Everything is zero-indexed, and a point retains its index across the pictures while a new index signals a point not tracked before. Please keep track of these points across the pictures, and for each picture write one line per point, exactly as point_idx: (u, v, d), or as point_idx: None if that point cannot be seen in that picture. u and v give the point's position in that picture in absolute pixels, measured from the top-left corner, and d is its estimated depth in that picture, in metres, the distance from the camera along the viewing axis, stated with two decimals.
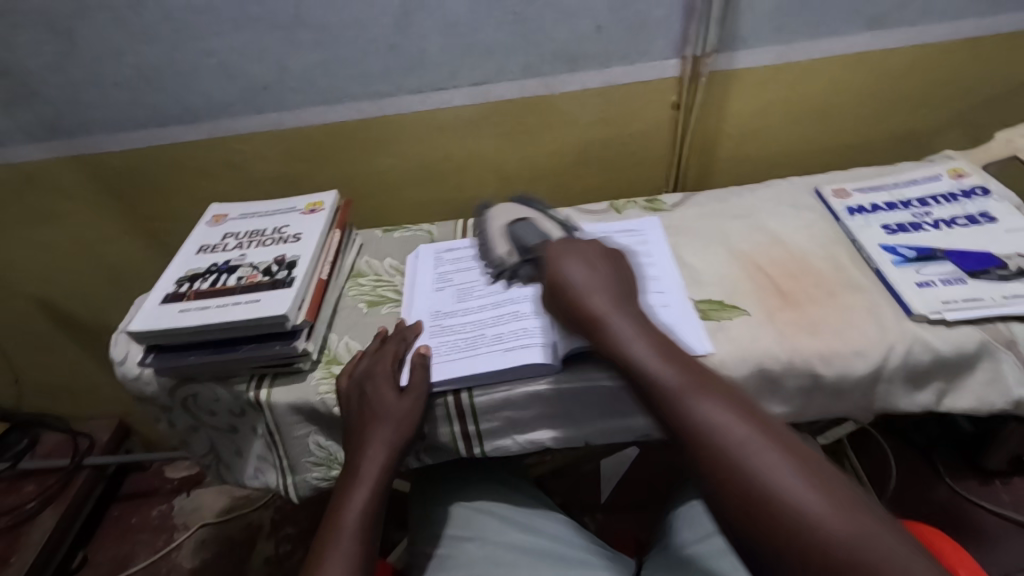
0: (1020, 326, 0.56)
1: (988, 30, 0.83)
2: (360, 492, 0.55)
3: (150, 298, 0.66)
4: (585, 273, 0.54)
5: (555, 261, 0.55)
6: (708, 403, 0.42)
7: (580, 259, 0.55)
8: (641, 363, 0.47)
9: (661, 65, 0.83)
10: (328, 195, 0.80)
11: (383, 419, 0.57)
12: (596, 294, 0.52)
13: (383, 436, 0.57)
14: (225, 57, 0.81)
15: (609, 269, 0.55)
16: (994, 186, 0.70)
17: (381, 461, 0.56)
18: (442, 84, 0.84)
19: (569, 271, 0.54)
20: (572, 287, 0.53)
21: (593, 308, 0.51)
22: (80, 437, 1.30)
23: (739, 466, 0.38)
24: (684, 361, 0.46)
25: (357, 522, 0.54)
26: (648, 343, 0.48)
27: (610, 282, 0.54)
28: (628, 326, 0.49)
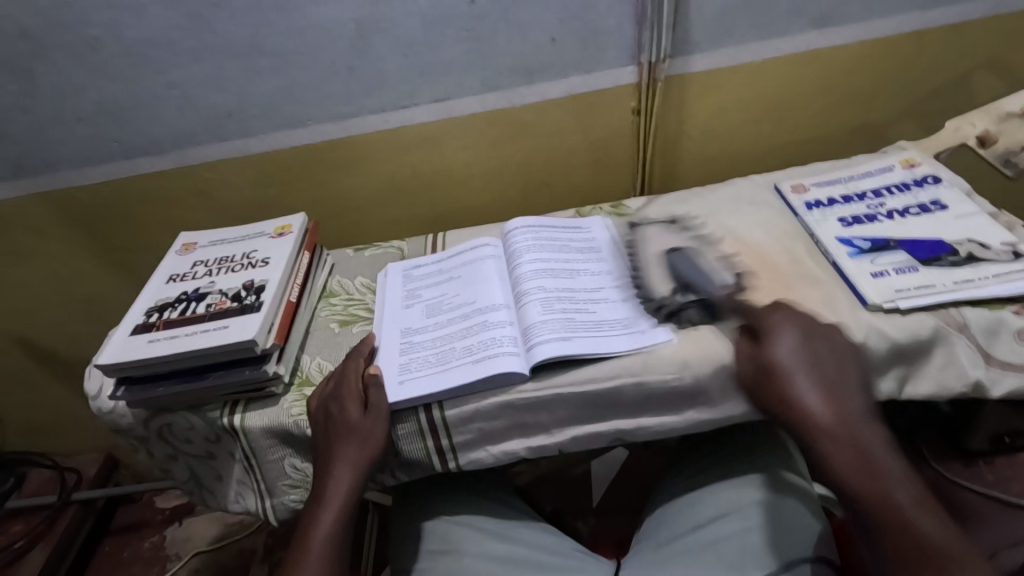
0: (972, 310, 0.57)
1: (930, 23, 0.85)
2: (327, 511, 0.57)
3: (120, 331, 0.66)
4: (788, 354, 0.54)
5: (777, 332, 0.56)
6: (901, 487, 0.47)
7: (794, 344, 0.55)
8: (822, 420, 0.51)
9: (618, 72, 0.85)
10: (296, 217, 0.81)
11: (346, 438, 0.58)
12: (814, 389, 0.52)
13: (349, 456, 0.58)
14: (187, 88, 0.82)
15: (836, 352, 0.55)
16: (944, 174, 0.72)
17: (347, 482, 0.58)
18: (403, 102, 0.85)
19: (795, 381, 0.53)
20: (792, 395, 0.52)
21: (807, 415, 0.51)
22: (67, 473, 1.29)
23: (909, 535, 0.45)
24: (876, 461, 0.48)
25: (326, 540, 0.56)
26: (855, 449, 0.49)
27: (827, 378, 0.53)
28: (836, 417, 0.50)
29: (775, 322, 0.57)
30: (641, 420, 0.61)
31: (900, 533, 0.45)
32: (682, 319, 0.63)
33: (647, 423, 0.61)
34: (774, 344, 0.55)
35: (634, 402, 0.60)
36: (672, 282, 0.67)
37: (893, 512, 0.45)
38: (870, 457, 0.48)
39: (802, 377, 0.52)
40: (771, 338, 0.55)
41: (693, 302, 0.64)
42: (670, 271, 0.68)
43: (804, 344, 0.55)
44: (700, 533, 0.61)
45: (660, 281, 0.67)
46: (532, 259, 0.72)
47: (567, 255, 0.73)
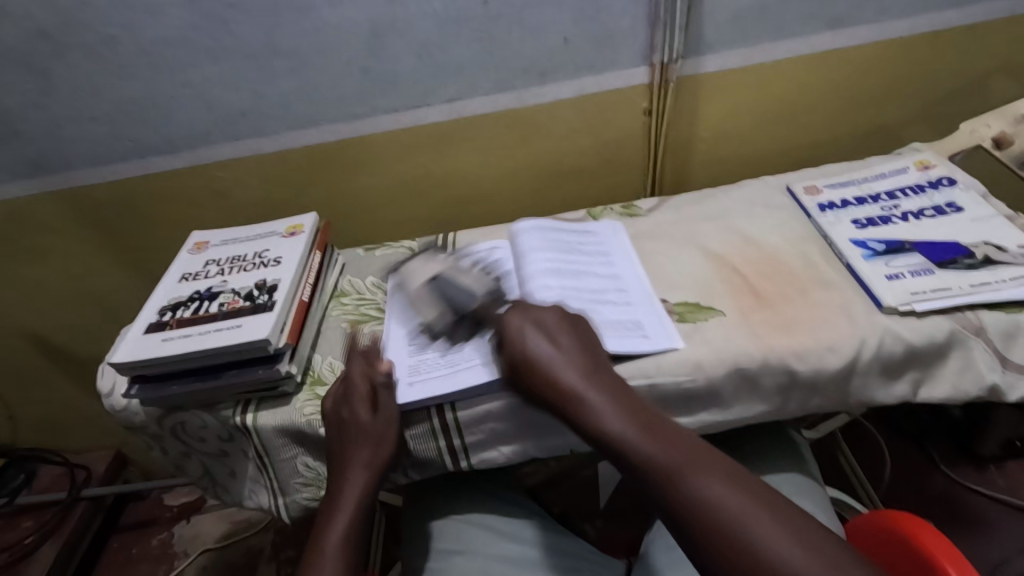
0: (989, 314, 0.57)
1: (946, 24, 0.85)
2: (341, 516, 0.56)
3: (134, 330, 0.66)
4: (561, 360, 0.51)
5: (519, 332, 0.53)
6: (706, 475, 0.41)
7: (570, 350, 0.52)
8: (605, 430, 0.46)
9: (631, 73, 0.85)
10: (308, 217, 0.81)
11: (361, 441, 0.58)
12: (575, 355, 0.51)
13: (368, 455, 0.58)
14: (201, 87, 0.82)
15: (581, 343, 0.53)
16: (959, 176, 0.71)
17: (363, 485, 0.58)
18: (416, 102, 0.85)
19: (585, 392, 0.48)
20: (554, 376, 0.50)
21: (603, 428, 0.46)
22: (77, 469, 1.29)
23: (739, 538, 0.38)
24: (674, 441, 0.44)
25: (340, 546, 0.55)
26: (663, 439, 0.44)
27: (587, 361, 0.51)
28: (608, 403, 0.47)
29: (516, 322, 0.55)
30: None
31: (691, 512, 0.40)
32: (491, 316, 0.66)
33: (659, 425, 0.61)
34: (545, 350, 0.52)
35: None
36: (483, 288, 0.69)
37: (689, 489, 0.41)
38: (680, 448, 0.43)
39: (566, 366, 0.50)
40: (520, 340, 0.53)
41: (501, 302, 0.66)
42: (464, 284, 0.70)
43: (557, 337, 0.53)
44: None
45: (480, 285, 0.69)
46: (538, 259, 0.69)
47: (572, 256, 0.71)
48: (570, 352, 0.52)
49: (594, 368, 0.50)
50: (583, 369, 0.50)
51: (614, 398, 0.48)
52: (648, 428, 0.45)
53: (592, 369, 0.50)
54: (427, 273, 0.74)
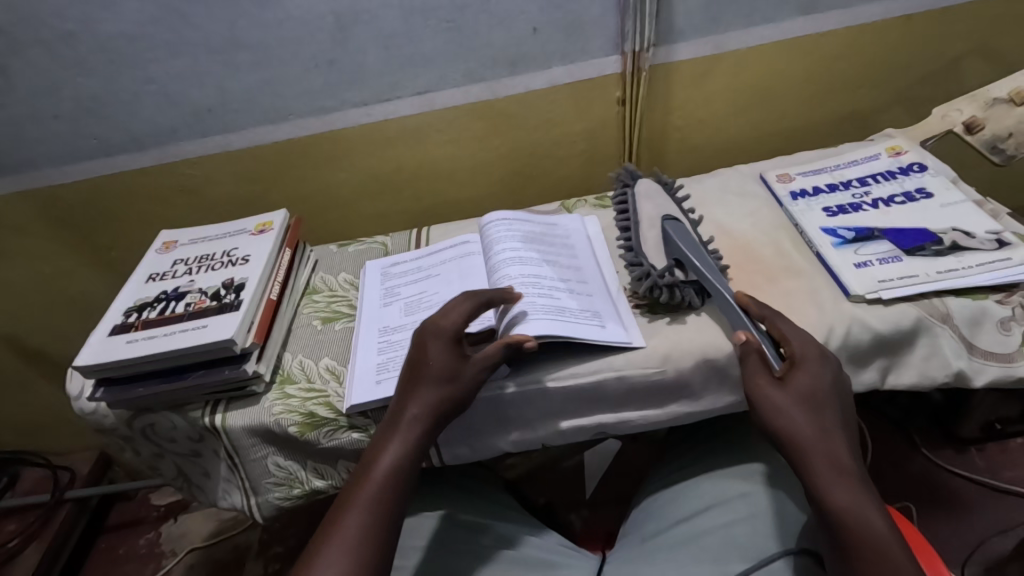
0: (955, 300, 0.57)
1: (918, 7, 0.84)
2: (391, 452, 0.53)
3: (98, 332, 0.65)
4: (802, 380, 0.51)
5: (805, 357, 0.53)
6: (873, 512, 0.45)
7: (827, 375, 0.52)
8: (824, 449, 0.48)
9: (602, 62, 0.84)
10: (278, 214, 0.80)
11: (432, 376, 0.55)
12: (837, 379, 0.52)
13: (428, 399, 0.54)
14: (165, 84, 0.80)
15: (834, 370, 0.53)
16: (930, 162, 0.71)
17: (412, 437, 0.54)
18: (385, 95, 0.84)
19: (820, 413, 0.50)
20: (775, 388, 0.51)
21: (804, 433, 0.49)
22: (61, 471, 1.29)
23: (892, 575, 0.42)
24: (853, 478, 0.47)
25: (383, 481, 0.52)
26: (836, 467, 0.47)
27: (821, 382, 0.51)
28: (815, 428, 0.49)
29: (788, 333, 0.55)
30: (624, 414, 0.61)
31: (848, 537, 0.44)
32: (676, 296, 0.62)
33: (629, 417, 0.61)
34: (797, 370, 0.52)
35: (617, 396, 0.60)
36: (669, 254, 0.64)
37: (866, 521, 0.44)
38: (850, 481, 0.47)
39: (800, 381, 0.51)
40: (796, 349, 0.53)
41: (691, 282, 0.62)
42: (662, 238, 0.65)
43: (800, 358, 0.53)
44: (683, 526, 0.61)
45: (654, 252, 0.64)
46: (506, 247, 0.69)
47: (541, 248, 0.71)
48: (830, 383, 0.51)
49: (817, 394, 0.50)
50: (770, 376, 0.52)
51: (833, 422, 0.50)
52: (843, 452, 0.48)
53: (813, 397, 0.50)
54: (659, 211, 0.67)
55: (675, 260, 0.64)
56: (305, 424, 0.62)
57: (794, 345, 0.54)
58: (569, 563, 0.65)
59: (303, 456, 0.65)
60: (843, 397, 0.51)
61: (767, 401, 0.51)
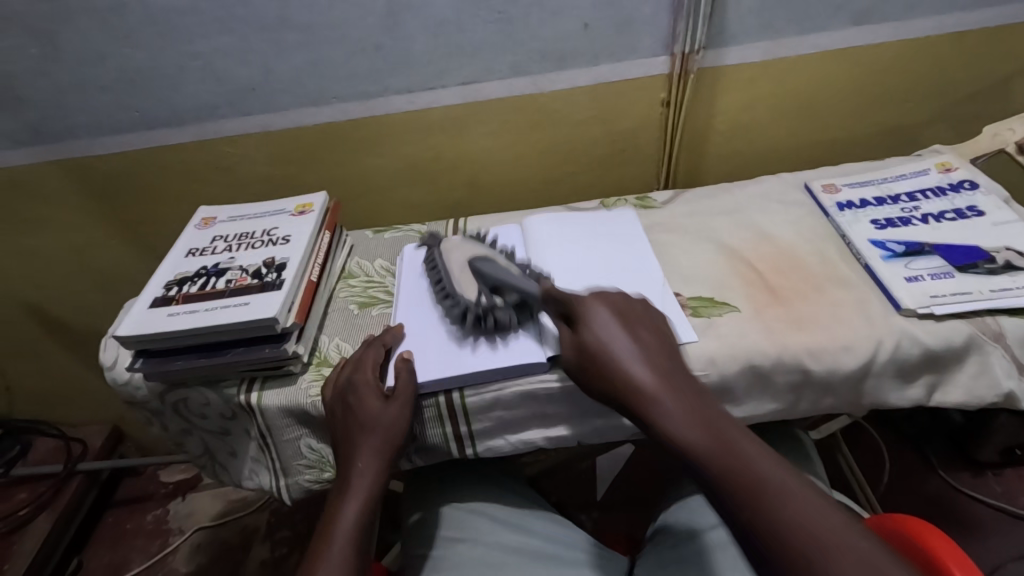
0: (1008, 320, 0.56)
1: (972, 25, 0.83)
2: (352, 502, 0.55)
3: (138, 303, 0.65)
4: (639, 368, 0.49)
5: (591, 318, 0.53)
6: (770, 469, 0.41)
7: (631, 344, 0.51)
8: (683, 439, 0.44)
9: (650, 62, 0.83)
10: (317, 196, 0.79)
11: (369, 428, 0.57)
12: (636, 353, 0.50)
13: (370, 450, 0.57)
14: (211, 60, 0.80)
15: (658, 334, 0.53)
16: (981, 180, 0.70)
17: (367, 489, 0.56)
18: (430, 83, 0.84)
19: (654, 402, 0.47)
20: (622, 368, 0.49)
21: (671, 432, 0.45)
22: (72, 443, 1.29)
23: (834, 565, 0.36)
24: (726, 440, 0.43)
25: (351, 529, 0.54)
26: (711, 445, 0.43)
27: (656, 347, 0.52)
28: (670, 399, 0.46)
29: (593, 307, 0.54)
30: None
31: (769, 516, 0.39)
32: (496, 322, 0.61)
33: None
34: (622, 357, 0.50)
35: None
36: (483, 285, 0.63)
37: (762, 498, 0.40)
38: (737, 446, 0.43)
39: (627, 361, 0.49)
40: (590, 320, 0.53)
41: (510, 302, 0.62)
42: (479, 277, 0.63)
43: (624, 336, 0.52)
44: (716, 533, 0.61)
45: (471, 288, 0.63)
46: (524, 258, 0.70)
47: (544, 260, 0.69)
48: (646, 356, 0.50)
49: (667, 369, 0.49)
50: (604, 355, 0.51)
51: (685, 389, 0.47)
52: (699, 431, 0.44)
53: (667, 366, 0.49)
54: (468, 253, 0.66)
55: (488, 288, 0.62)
56: None
57: (592, 334, 0.52)
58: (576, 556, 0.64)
59: None
60: (664, 354, 0.51)
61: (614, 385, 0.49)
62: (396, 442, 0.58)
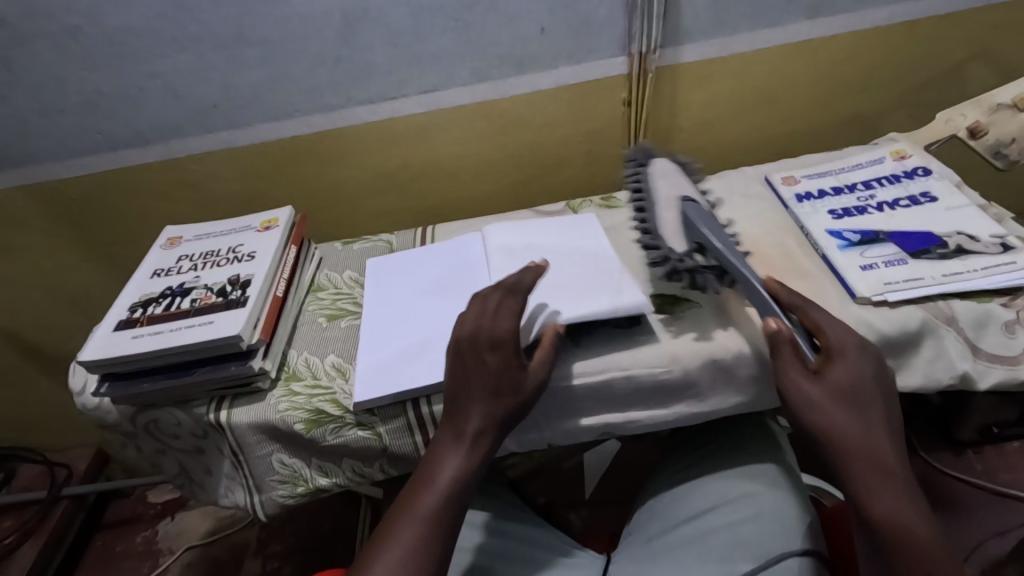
0: (960, 303, 0.57)
1: (922, 13, 0.85)
2: (456, 454, 0.53)
3: (102, 327, 0.65)
4: (844, 415, 0.48)
5: (848, 350, 0.51)
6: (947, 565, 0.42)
7: (868, 367, 0.50)
8: (877, 457, 0.46)
9: (609, 62, 0.84)
10: (283, 210, 0.80)
11: (495, 381, 0.53)
12: (858, 370, 0.50)
13: (490, 405, 0.53)
14: (172, 80, 0.80)
15: (886, 386, 0.50)
16: (934, 166, 0.72)
17: (475, 445, 0.53)
18: (393, 93, 0.84)
19: (866, 418, 0.48)
20: (826, 412, 0.48)
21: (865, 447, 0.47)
22: (57, 468, 1.28)
23: None
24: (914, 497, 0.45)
25: (448, 486, 0.51)
26: (880, 472, 0.46)
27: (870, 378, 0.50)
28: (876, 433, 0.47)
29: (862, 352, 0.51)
30: (632, 414, 0.62)
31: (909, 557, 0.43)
32: (696, 282, 0.59)
33: (637, 417, 0.61)
34: (842, 367, 0.50)
35: (623, 396, 0.60)
36: (687, 237, 0.62)
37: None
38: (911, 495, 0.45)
39: (851, 385, 0.49)
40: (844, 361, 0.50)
41: (712, 266, 0.60)
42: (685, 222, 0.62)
43: (864, 366, 0.50)
44: (689, 526, 0.62)
45: (674, 235, 0.62)
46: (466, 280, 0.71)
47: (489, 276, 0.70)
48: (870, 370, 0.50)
49: (857, 393, 0.49)
50: (804, 368, 0.50)
51: (876, 421, 0.48)
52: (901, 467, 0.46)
53: (855, 392, 0.49)
54: (676, 190, 0.65)
55: (696, 244, 0.61)
56: (310, 421, 0.62)
57: (828, 336, 0.52)
58: (546, 559, 0.64)
59: (308, 453, 0.65)
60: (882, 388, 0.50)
61: (822, 429, 0.48)
62: (512, 417, 0.54)
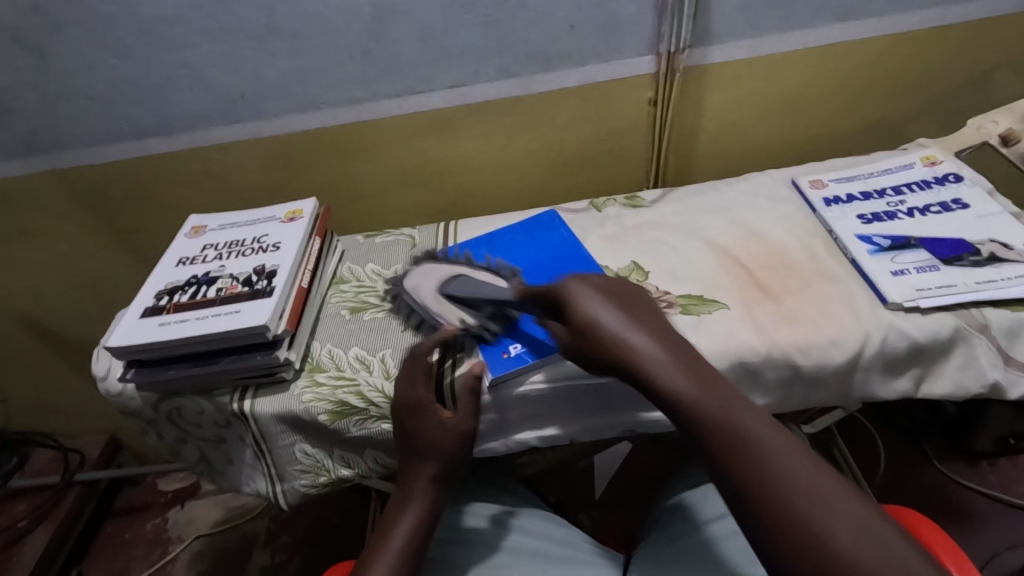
0: (994, 311, 0.57)
1: (954, 19, 0.84)
2: (411, 513, 0.56)
3: (129, 313, 0.65)
4: (609, 330, 0.49)
5: (580, 296, 0.52)
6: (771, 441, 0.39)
7: (596, 292, 0.53)
8: (649, 357, 0.47)
9: (636, 62, 0.84)
10: (307, 202, 0.80)
11: (429, 446, 0.57)
12: (597, 304, 0.51)
13: (428, 470, 0.57)
14: (200, 69, 0.80)
15: (630, 303, 0.52)
16: (966, 173, 0.71)
17: (423, 507, 0.56)
18: (419, 87, 0.84)
19: (603, 327, 0.50)
20: (625, 348, 0.48)
21: (637, 355, 0.47)
22: (70, 453, 1.28)
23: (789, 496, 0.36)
24: (715, 386, 0.44)
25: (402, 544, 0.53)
26: (675, 370, 0.45)
27: (620, 301, 0.52)
28: (642, 338, 0.48)
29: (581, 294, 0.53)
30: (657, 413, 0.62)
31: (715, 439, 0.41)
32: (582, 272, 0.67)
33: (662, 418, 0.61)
34: (580, 295, 0.52)
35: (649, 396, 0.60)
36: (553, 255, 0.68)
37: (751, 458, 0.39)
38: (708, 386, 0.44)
39: (599, 311, 0.51)
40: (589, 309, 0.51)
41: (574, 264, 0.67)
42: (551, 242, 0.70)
43: (588, 293, 0.53)
44: (711, 528, 0.62)
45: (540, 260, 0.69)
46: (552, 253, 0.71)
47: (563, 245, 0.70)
48: (602, 292, 0.53)
49: (621, 298, 0.53)
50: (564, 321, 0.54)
51: (633, 328, 0.49)
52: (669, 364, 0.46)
53: (590, 318, 0.50)
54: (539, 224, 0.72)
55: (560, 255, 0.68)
56: (335, 413, 0.62)
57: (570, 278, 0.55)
58: (568, 556, 0.64)
59: (330, 445, 0.65)
60: (639, 311, 0.52)
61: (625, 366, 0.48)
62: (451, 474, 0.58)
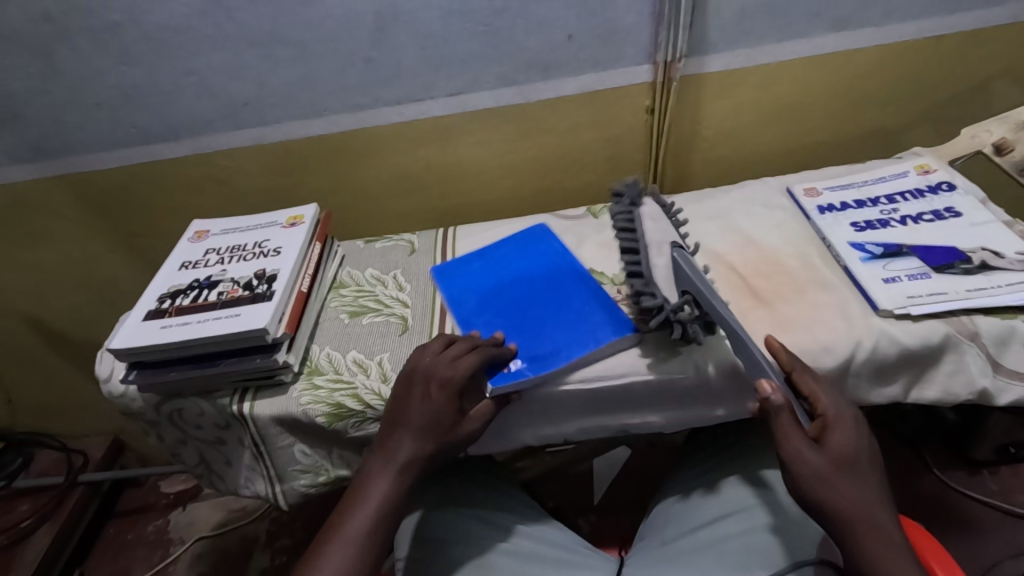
0: (984, 318, 0.57)
1: (949, 28, 0.85)
2: (384, 482, 0.55)
3: (132, 316, 0.67)
4: (841, 461, 0.48)
5: (835, 426, 0.50)
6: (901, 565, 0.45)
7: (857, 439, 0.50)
8: (847, 503, 0.47)
9: (634, 70, 0.85)
10: (308, 207, 0.81)
11: (424, 418, 0.56)
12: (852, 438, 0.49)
13: (417, 440, 0.56)
14: (205, 77, 0.82)
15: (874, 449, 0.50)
16: (959, 182, 0.72)
17: (400, 479, 0.55)
18: (420, 95, 0.85)
19: (829, 445, 0.49)
20: (843, 497, 0.47)
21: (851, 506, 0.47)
22: (74, 454, 1.30)
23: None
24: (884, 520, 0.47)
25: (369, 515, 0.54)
26: (865, 498, 0.48)
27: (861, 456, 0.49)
28: (854, 483, 0.48)
29: (836, 422, 0.50)
30: (651, 417, 0.62)
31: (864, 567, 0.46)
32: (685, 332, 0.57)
33: (655, 422, 0.62)
34: (839, 432, 0.49)
35: (642, 400, 0.61)
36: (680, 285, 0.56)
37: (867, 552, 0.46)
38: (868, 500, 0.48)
39: (833, 433, 0.49)
40: (829, 433, 0.49)
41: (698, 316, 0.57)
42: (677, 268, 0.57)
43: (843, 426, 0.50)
44: (705, 531, 0.62)
45: (667, 281, 0.56)
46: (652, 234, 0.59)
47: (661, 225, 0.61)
48: (862, 445, 0.49)
49: (853, 462, 0.48)
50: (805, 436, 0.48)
51: (866, 488, 0.48)
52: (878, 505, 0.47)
53: (845, 458, 0.48)
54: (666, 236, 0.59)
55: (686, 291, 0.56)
56: (332, 415, 0.63)
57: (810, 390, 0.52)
58: (561, 558, 0.65)
59: (328, 448, 0.66)
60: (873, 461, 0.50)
61: (833, 514, 0.47)
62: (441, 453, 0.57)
